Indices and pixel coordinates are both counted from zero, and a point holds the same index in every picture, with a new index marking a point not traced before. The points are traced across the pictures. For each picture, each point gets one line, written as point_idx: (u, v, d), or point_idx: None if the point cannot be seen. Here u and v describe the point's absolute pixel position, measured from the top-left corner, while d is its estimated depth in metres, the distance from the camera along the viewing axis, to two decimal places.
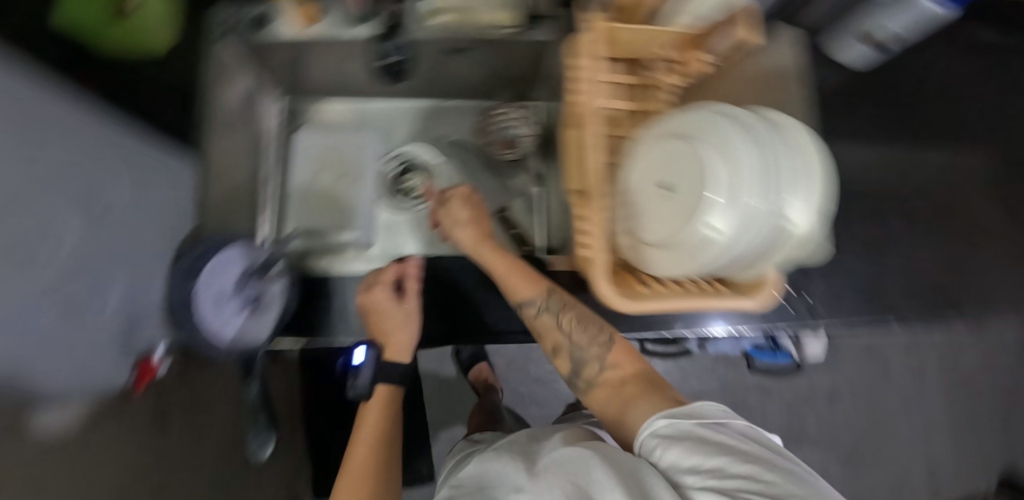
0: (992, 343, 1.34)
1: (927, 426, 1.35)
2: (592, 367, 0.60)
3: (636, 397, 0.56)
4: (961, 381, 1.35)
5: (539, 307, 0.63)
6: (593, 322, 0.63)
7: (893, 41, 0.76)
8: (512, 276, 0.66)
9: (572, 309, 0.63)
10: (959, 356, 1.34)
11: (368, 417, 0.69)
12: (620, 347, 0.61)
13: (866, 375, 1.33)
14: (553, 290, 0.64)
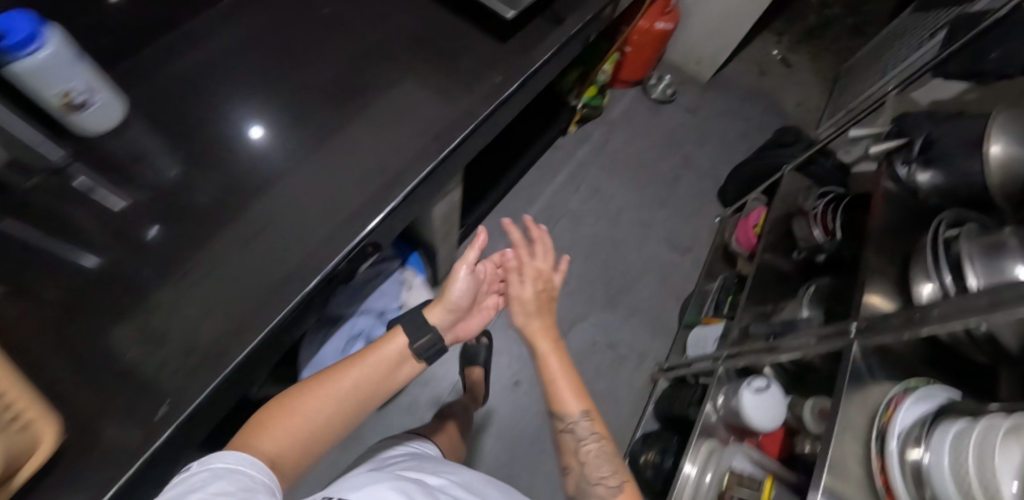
0: (606, 128, 1.55)
1: (640, 217, 1.46)
2: (595, 494, 0.68)
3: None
4: (623, 169, 1.51)
5: (570, 427, 0.71)
6: (619, 462, 0.70)
7: (89, 94, 0.60)
8: (558, 386, 0.72)
9: (602, 442, 0.70)
10: (601, 155, 1.51)
11: (376, 357, 0.64)
12: (631, 489, 0.68)
13: (566, 229, 1.39)
14: (592, 415, 0.71)
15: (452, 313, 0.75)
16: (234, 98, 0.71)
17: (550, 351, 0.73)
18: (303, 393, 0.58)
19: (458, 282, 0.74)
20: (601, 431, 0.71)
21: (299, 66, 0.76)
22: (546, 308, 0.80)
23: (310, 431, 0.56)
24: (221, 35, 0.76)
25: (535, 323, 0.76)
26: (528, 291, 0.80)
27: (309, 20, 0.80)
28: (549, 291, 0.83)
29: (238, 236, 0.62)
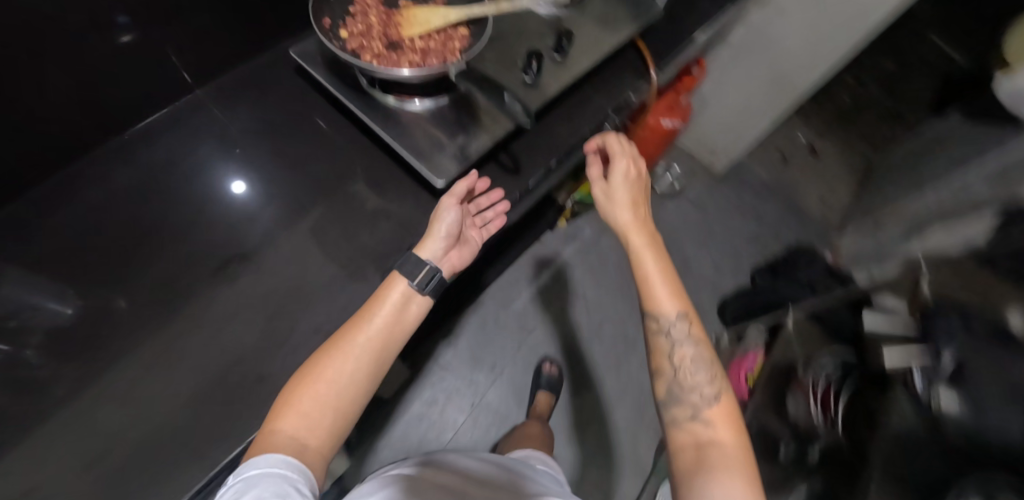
0: (595, 226, 1.42)
1: (621, 330, 1.32)
2: (688, 407, 0.53)
3: (701, 462, 0.46)
4: (609, 273, 1.38)
5: (663, 330, 0.57)
6: (712, 364, 0.57)
7: None
8: (648, 282, 0.59)
9: (698, 346, 0.57)
10: (585, 257, 1.38)
11: (378, 307, 0.56)
12: (725, 410, 0.52)
13: (534, 341, 1.27)
14: (688, 317, 0.57)
15: (446, 242, 0.63)
16: (119, 251, 0.69)
17: (638, 235, 0.61)
18: (316, 359, 0.51)
19: (443, 220, 0.63)
20: (699, 335, 0.57)
21: (196, 218, 0.72)
22: (638, 198, 0.65)
23: (336, 389, 0.50)
24: (114, 177, 0.73)
25: (624, 209, 0.63)
26: (616, 176, 0.66)
27: (213, 162, 0.76)
28: (636, 180, 0.67)
29: (80, 429, 0.57)
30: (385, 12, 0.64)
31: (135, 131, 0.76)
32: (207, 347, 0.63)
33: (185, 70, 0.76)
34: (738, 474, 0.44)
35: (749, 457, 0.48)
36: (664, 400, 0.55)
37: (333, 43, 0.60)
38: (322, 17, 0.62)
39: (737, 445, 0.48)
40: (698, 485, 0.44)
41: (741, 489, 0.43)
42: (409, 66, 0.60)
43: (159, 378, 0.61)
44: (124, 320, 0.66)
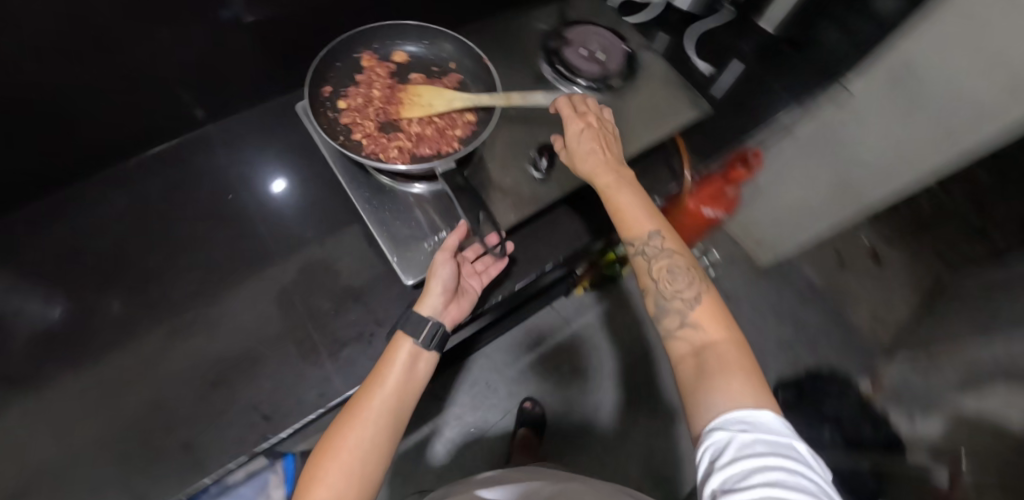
0: (613, 300, 1.33)
1: (617, 422, 1.21)
2: (674, 320, 0.51)
3: (703, 368, 0.46)
4: (618, 355, 1.27)
5: (641, 250, 0.55)
6: (697, 279, 0.54)
7: None
8: (619, 209, 0.57)
9: (680, 255, 0.54)
10: (596, 332, 1.28)
11: (389, 366, 0.52)
12: (710, 314, 0.50)
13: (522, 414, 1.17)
14: (664, 235, 0.55)
15: (445, 297, 0.58)
16: (84, 282, 0.65)
17: (604, 167, 0.59)
18: (332, 431, 0.47)
19: (437, 276, 0.57)
20: (675, 248, 0.54)
21: (169, 259, 0.67)
22: (601, 133, 0.62)
23: (353, 459, 0.45)
24: (108, 199, 0.69)
25: (580, 146, 0.60)
26: (569, 126, 0.62)
27: (200, 200, 0.70)
28: (583, 113, 0.63)
29: None
30: (389, 88, 0.66)
31: (142, 156, 0.71)
32: (134, 413, 0.57)
33: (202, 107, 0.72)
34: (734, 378, 0.44)
35: (747, 355, 0.47)
36: (655, 316, 0.53)
37: (325, 117, 0.63)
38: (325, 87, 0.65)
39: (731, 344, 0.47)
40: (704, 394, 0.44)
41: (740, 387, 0.43)
42: (390, 152, 0.61)
43: (78, 439, 0.55)
44: (70, 354, 0.61)
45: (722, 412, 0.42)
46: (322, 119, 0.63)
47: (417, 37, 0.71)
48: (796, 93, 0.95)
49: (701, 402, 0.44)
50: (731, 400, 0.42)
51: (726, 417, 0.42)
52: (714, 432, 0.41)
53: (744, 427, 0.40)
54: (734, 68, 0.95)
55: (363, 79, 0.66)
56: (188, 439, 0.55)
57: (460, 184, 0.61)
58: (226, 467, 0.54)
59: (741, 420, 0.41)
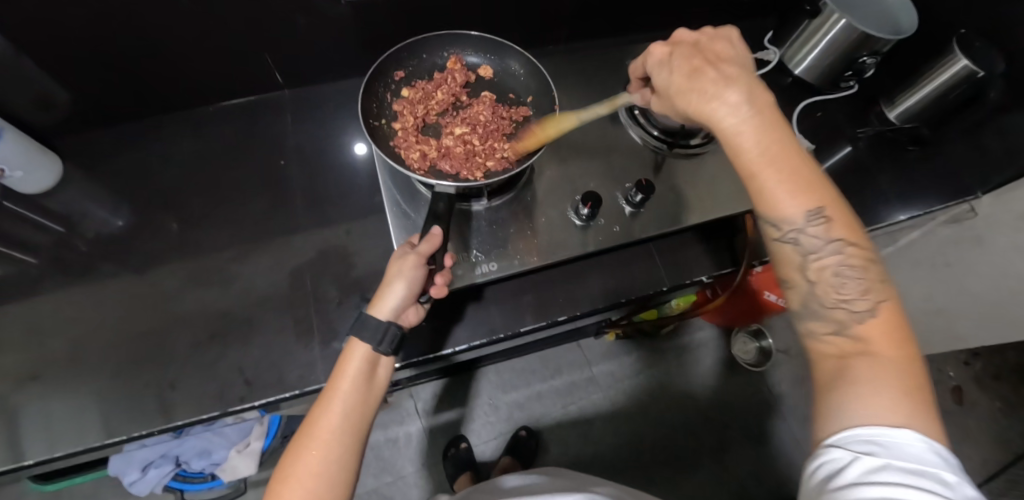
0: (643, 356, 1.25)
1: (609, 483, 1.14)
2: (828, 324, 0.39)
3: (843, 375, 0.36)
4: (630, 414, 1.20)
5: (792, 237, 0.41)
6: (875, 276, 0.40)
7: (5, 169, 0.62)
8: (764, 169, 0.41)
9: (853, 248, 0.40)
10: (614, 383, 1.22)
11: (341, 379, 0.49)
12: (884, 321, 0.37)
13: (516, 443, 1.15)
14: (826, 215, 0.40)
15: (407, 306, 0.53)
16: (139, 208, 0.70)
17: (737, 108, 0.42)
18: (290, 457, 0.45)
19: (402, 279, 0.51)
20: (845, 235, 0.40)
21: (213, 208, 0.70)
22: (706, 62, 0.45)
23: (314, 487, 0.44)
24: (181, 136, 0.74)
25: (688, 87, 0.45)
26: (667, 73, 0.47)
27: (257, 160, 0.73)
28: (700, 51, 0.46)
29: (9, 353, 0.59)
30: (453, 99, 0.68)
31: (220, 105, 0.76)
32: (140, 341, 0.61)
33: (279, 73, 0.74)
34: (885, 398, 0.33)
35: (924, 377, 0.35)
36: (799, 314, 0.42)
37: (382, 93, 0.66)
38: (398, 71, 0.68)
39: (902, 363, 0.35)
40: (835, 414, 0.34)
41: (891, 405, 0.33)
42: (412, 152, 0.64)
43: (91, 348, 0.60)
44: (108, 267, 0.67)
45: (854, 426, 0.33)
46: (376, 93, 0.66)
47: (511, 62, 0.70)
48: (909, 195, 0.80)
49: (835, 415, 0.34)
50: (868, 417, 0.33)
51: (848, 434, 0.33)
52: (829, 449, 0.33)
53: (873, 449, 0.31)
54: (841, 154, 0.84)
55: (437, 77, 0.69)
56: (174, 381, 0.58)
57: (438, 211, 0.56)
58: (198, 418, 0.57)
59: (870, 439, 0.32)
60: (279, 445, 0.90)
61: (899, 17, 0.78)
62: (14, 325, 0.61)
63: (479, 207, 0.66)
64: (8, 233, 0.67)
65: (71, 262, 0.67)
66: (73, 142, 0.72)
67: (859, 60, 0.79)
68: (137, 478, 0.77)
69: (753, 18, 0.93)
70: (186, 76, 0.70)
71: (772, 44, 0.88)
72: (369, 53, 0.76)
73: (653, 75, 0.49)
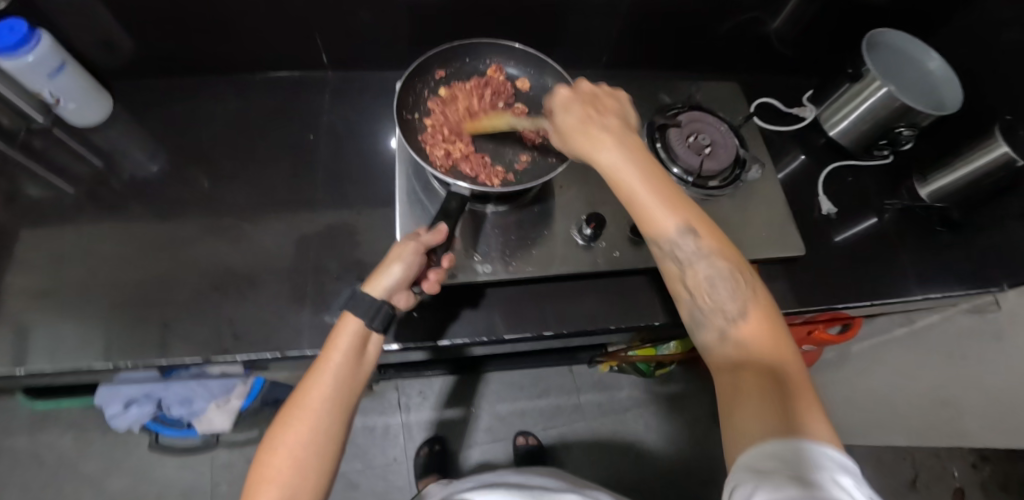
0: (635, 394, 1.22)
1: None
2: (712, 330, 0.44)
3: (733, 380, 0.39)
4: (613, 450, 1.16)
5: (671, 254, 0.45)
6: (742, 281, 0.45)
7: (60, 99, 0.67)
8: (645, 198, 0.45)
9: (725, 258, 0.45)
10: (601, 416, 1.19)
11: (333, 353, 0.49)
12: (755, 322, 0.42)
13: (490, 455, 1.13)
14: (698, 233, 0.44)
15: (399, 292, 0.53)
16: (173, 157, 0.74)
17: (614, 150, 0.46)
18: (276, 429, 0.45)
19: (401, 263, 0.51)
20: (711, 248, 0.44)
21: (240, 168, 0.74)
22: (597, 107, 0.51)
23: (302, 458, 0.44)
24: (226, 98, 0.78)
25: (579, 129, 0.49)
26: (564, 115, 0.51)
27: (290, 131, 0.77)
28: (586, 98, 0.51)
29: (31, 268, 0.64)
30: (485, 104, 0.69)
31: (267, 76, 0.80)
32: (147, 279, 0.64)
33: (326, 54, 0.78)
34: (770, 411, 0.35)
35: (797, 371, 0.39)
36: (691, 325, 0.47)
37: (420, 89, 0.68)
38: (438, 70, 0.69)
39: (774, 361, 0.40)
40: (746, 435, 0.35)
41: (779, 407, 0.35)
42: (436, 148, 0.65)
43: (102, 277, 0.64)
44: (135, 204, 0.70)
45: (766, 444, 0.33)
46: (415, 89, 0.67)
47: (549, 78, 0.71)
48: (929, 278, 0.78)
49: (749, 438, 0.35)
50: (765, 438, 0.34)
51: (754, 457, 0.33)
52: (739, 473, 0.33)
53: (774, 463, 0.32)
54: (866, 224, 0.82)
55: (476, 82, 0.70)
56: (167, 321, 0.61)
57: (449, 210, 0.57)
58: (181, 362, 0.58)
59: (770, 454, 0.32)
60: (258, 408, 0.92)
61: (941, 89, 0.76)
62: (41, 244, 0.66)
63: (493, 211, 0.68)
64: (55, 159, 0.73)
65: (104, 195, 0.71)
66: (128, 87, 0.77)
67: (895, 129, 0.77)
68: (119, 412, 0.80)
69: (794, 74, 0.93)
70: (241, 44, 0.75)
71: (811, 103, 0.88)
72: (414, 49, 0.79)
73: (552, 119, 0.53)
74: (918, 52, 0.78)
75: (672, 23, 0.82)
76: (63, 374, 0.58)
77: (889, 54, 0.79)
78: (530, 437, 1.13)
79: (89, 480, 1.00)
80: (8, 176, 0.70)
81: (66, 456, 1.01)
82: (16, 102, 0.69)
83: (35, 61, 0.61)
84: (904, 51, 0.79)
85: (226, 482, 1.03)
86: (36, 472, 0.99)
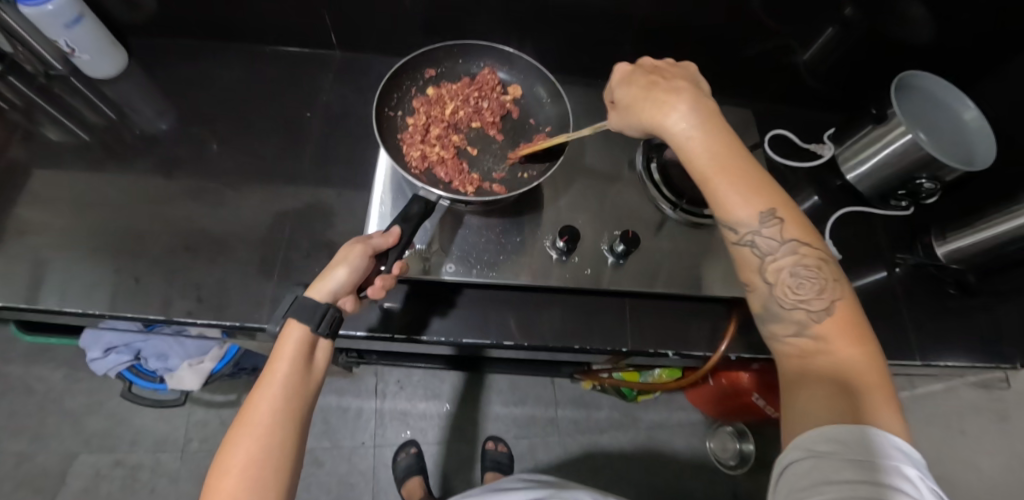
0: (614, 417, 1.19)
1: None
2: (788, 326, 0.41)
3: (805, 378, 0.38)
4: (583, 470, 1.13)
5: (748, 240, 0.43)
6: (827, 275, 0.42)
7: (75, 50, 0.70)
8: (721, 176, 0.43)
9: (811, 248, 0.42)
10: (576, 433, 1.17)
11: (277, 363, 0.47)
12: (837, 320, 0.39)
13: (457, 454, 1.12)
14: (779, 218, 0.42)
15: (346, 293, 0.53)
16: (177, 116, 0.76)
17: (686, 118, 0.44)
18: (225, 448, 0.42)
19: (346, 265, 0.51)
20: (797, 235, 0.42)
21: (236, 136, 0.75)
22: (660, 80, 0.47)
23: (258, 475, 0.41)
24: (234, 66, 0.80)
25: (644, 98, 0.46)
26: (624, 88, 0.48)
27: (290, 105, 0.78)
28: (651, 71, 0.48)
29: (24, 206, 0.66)
30: (471, 110, 0.68)
31: (278, 50, 0.81)
32: (126, 232, 0.65)
33: (333, 33, 0.78)
34: (838, 398, 0.35)
35: (881, 373, 0.37)
36: (760, 315, 0.44)
37: (407, 86, 0.68)
38: (426, 70, 0.69)
39: (859, 360, 0.37)
40: (807, 419, 0.35)
41: (857, 413, 0.34)
42: (413, 149, 0.65)
43: (87, 224, 0.66)
44: (131, 157, 0.72)
45: (823, 426, 0.34)
46: (401, 85, 0.67)
47: (540, 88, 0.70)
48: (933, 341, 0.72)
49: (810, 420, 0.35)
50: (830, 421, 0.34)
51: (809, 438, 0.34)
52: (795, 451, 0.35)
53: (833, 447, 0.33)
54: (874, 277, 0.77)
55: (465, 83, 0.69)
56: (139, 274, 0.63)
57: (410, 213, 0.57)
58: (147, 317, 0.60)
59: (825, 437, 0.33)
60: (231, 372, 0.93)
61: (975, 145, 0.71)
62: (39, 185, 0.68)
63: (469, 215, 0.66)
64: (67, 105, 0.75)
65: (105, 145, 0.73)
66: (146, 44, 0.79)
67: (915, 181, 0.72)
68: (98, 357, 0.82)
69: (818, 109, 0.89)
70: (253, 15, 0.76)
71: (832, 141, 0.83)
72: (422, 38, 0.79)
73: (612, 92, 0.50)
74: (953, 99, 0.73)
75: (689, 41, 0.79)
76: (33, 311, 0.60)
77: (921, 99, 0.74)
78: (500, 443, 1.11)
79: (72, 416, 1.05)
80: (22, 115, 0.73)
81: (55, 390, 1.06)
82: (36, 48, 0.72)
83: (51, 15, 0.63)
84: (937, 96, 0.74)
85: (198, 439, 1.06)
86: (25, 401, 1.05)
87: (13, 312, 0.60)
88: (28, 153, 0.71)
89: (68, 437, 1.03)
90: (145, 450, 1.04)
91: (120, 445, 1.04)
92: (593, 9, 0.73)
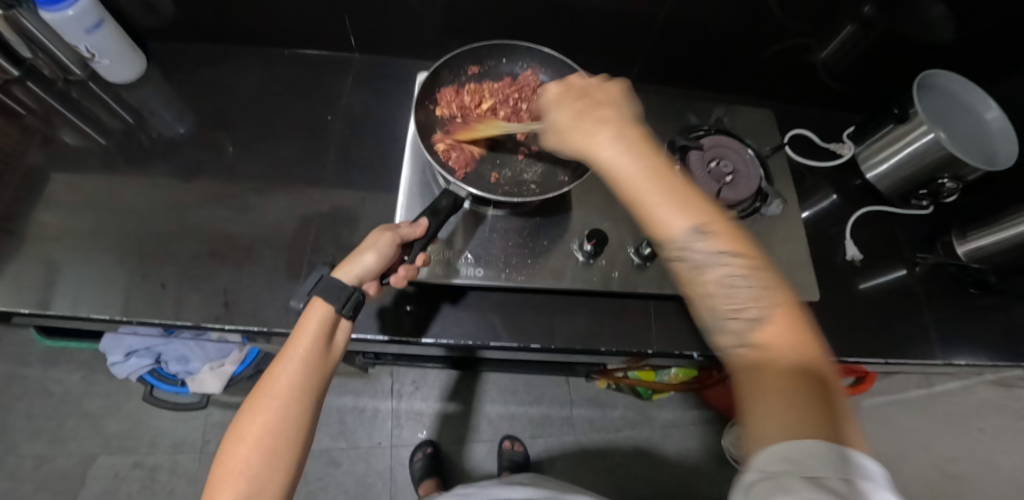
0: (629, 416, 1.19)
1: None
2: (734, 342, 0.36)
3: (749, 395, 0.34)
4: (599, 469, 1.14)
5: (680, 252, 0.39)
6: (767, 282, 0.37)
7: (95, 54, 0.70)
8: (646, 196, 0.40)
9: (747, 257, 0.38)
10: (591, 431, 1.17)
11: (300, 338, 0.48)
12: (781, 329, 0.35)
13: (474, 453, 1.13)
14: (709, 229, 0.38)
15: (371, 279, 0.53)
16: (197, 119, 0.76)
17: (610, 141, 0.43)
18: (242, 417, 0.43)
19: (374, 250, 0.52)
20: (729, 245, 0.38)
21: (257, 140, 0.74)
22: (594, 106, 0.46)
23: (271, 446, 0.42)
24: (254, 69, 0.80)
25: (574, 124, 0.46)
26: (559, 110, 0.48)
27: (311, 108, 0.77)
28: (582, 94, 0.48)
29: (45, 212, 0.66)
30: (511, 110, 0.68)
31: (296, 53, 0.81)
32: (150, 238, 0.65)
33: (355, 37, 0.78)
34: (795, 411, 0.31)
35: (824, 383, 0.33)
36: (707, 333, 0.39)
37: (449, 82, 0.69)
38: (471, 67, 0.69)
39: (802, 369, 0.34)
40: (758, 438, 0.32)
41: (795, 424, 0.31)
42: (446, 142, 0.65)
43: (111, 230, 0.66)
44: (152, 162, 0.72)
45: (773, 446, 0.30)
46: (444, 81, 0.68)
47: None
48: (955, 340, 0.72)
49: (765, 440, 0.31)
50: (783, 439, 0.30)
51: (766, 458, 0.30)
52: (750, 473, 0.30)
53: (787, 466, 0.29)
54: (893, 275, 0.77)
55: (507, 83, 0.69)
56: (164, 280, 0.63)
57: (439, 207, 0.58)
58: (175, 323, 0.60)
59: (778, 456, 0.30)
60: (249, 375, 0.93)
61: (997, 147, 0.71)
62: (62, 190, 0.68)
63: (493, 215, 0.66)
64: (85, 110, 0.75)
65: (125, 149, 0.73)
66: (165, 48, 0.79)
67: (936, 180, 0.72)
68: (120, 360, 0.83)
69: (837, 109, 0.89)
70: (273, 19, 0.75)
71: (851, 139, 0.83)
72: (441, 40, 0.79)
73: (546, 115, 0.50)
74: (974, 100, 0.73)
75: (710, 42, 0.78)
76: (60, 317, 0.60)
77: (941, 98, 0.74)
78: (516, 442, 1.11)
79: (91, 419, 1.05)
80: (42, 121, 0.73)
81: (73, 393, 1.07)
82: (57, 54, 0.72)
83: (72, 22, 0.63)
84: (959, 95, 0.74)
85: (216, 440, 1.06)
86: (43, 403, 1.05)
87: (40, 318, 0.60)
88: (47, 158, 0.71)
89: (86, 439, 1.04)
90: (163, 451, 1.05)
91: (138, 447, 1.04)
92: (615, 9, 0.73)
